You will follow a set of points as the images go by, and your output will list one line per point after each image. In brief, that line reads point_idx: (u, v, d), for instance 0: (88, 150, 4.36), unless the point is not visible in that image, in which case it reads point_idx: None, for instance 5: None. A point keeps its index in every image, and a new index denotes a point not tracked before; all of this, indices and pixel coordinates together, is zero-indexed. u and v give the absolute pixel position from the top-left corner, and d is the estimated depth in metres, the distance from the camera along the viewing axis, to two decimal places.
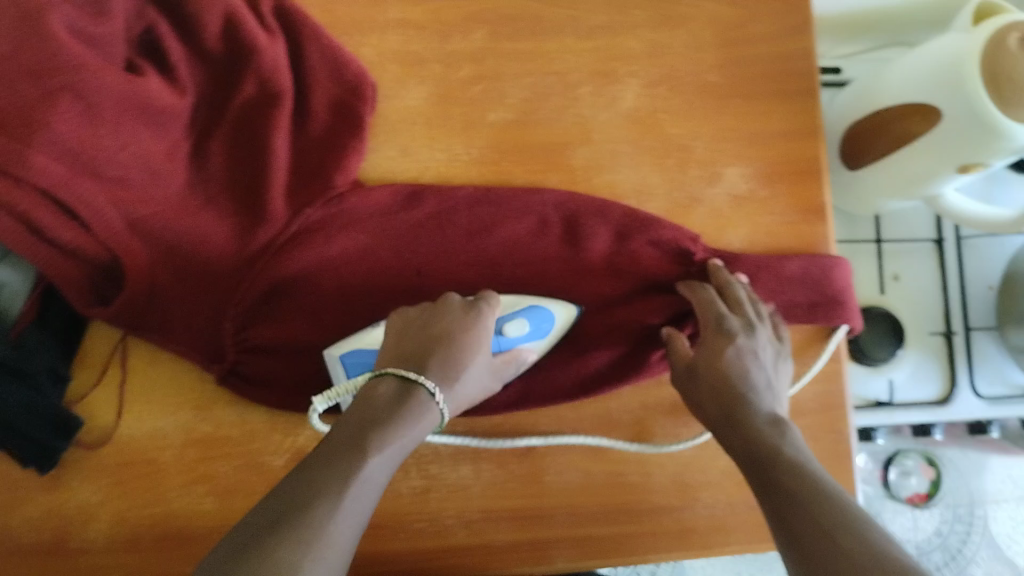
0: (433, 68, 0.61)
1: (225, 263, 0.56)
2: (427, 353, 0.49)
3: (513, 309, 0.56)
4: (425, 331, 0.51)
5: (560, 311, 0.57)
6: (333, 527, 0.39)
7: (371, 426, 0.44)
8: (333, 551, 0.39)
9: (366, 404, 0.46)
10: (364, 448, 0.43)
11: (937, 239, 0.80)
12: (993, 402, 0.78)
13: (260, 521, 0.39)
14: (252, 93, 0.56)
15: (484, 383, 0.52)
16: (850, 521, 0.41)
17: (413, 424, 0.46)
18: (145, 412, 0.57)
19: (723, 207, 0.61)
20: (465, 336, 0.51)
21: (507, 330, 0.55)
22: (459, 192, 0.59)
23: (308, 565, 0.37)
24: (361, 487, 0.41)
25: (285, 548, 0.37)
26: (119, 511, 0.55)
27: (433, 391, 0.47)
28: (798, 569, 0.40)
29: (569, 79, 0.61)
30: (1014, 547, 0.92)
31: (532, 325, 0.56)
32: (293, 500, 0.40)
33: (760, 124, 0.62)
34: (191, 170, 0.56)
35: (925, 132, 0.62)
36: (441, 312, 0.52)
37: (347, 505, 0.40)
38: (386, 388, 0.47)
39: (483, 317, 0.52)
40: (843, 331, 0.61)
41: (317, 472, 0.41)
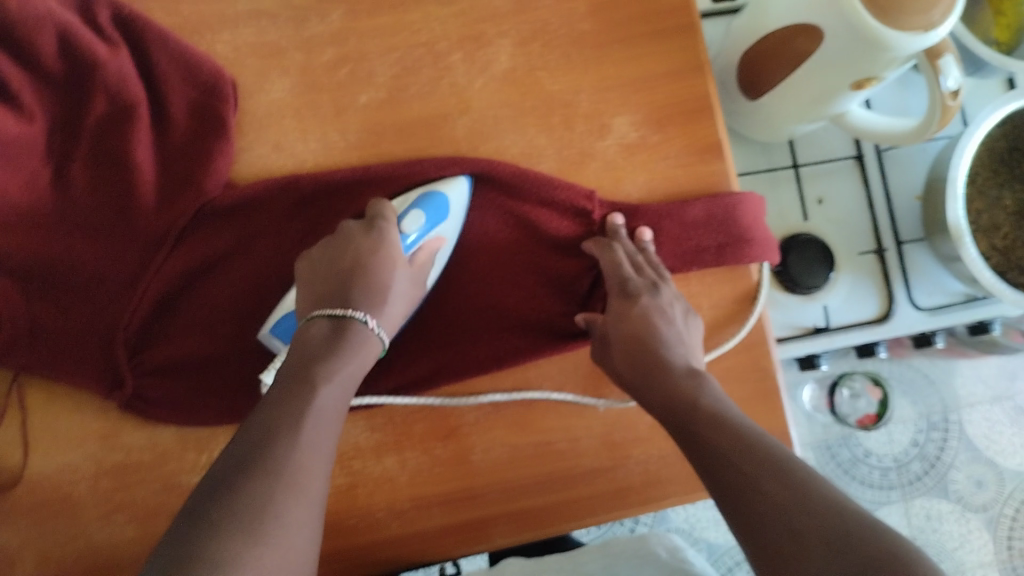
0: (296, 57, 0.59)
1: (108, 286, 0.54)
2: (345, 289, 0.51)
3: (407, 206, 0.54)
4: (334, 268, 0.51)
5: (450, 189, 0.55)
6: (300, 452, 0.41)
7: (316, 362, 0.46)
8: (306, 475, 0.40)
9: (303, 345, 0.47)
10: (313, 381, 0.45)
11: (858, 155, 0.78)
12: (934, 312, 0.77)
13: (230, 460, 0.40)
14: (105, 109, 0.55)
15: (412, 294, 0.53)
16: (773, 461, 0.40)
17: (354, 355, 0.48)
18: (52, 449, 0.54)
19: (615, 157, 0.59)
20: (373, 257, 0.51)
21: (406, 228, 0.53)
22: (338, 175, 0.57)
23: (282, 492, 0.39)
24: (317, 416, 0.43)
25: (257, 479, 0.39)
26: (41, 552, 0.53)
27: (365, 319, 0.50)
28: (735, 524, 0.39)
29: (437, 49, 0.59)
30: (992, 446, 0.91)
31: (428, 215, 0.54)
32: (257, 435, 0.41)
33: (640, 66, 0.60)
34: (56, 195, 0.55)
35: (812, 51, 0.59)
36: (344, 241, 0.52)
37: (309, 433, 0.42)
38: (318, 329, 0.48)
39: (382, 232, 0.52)
40: (767, 267, 0.60)
41: (272, 409, 0.43)
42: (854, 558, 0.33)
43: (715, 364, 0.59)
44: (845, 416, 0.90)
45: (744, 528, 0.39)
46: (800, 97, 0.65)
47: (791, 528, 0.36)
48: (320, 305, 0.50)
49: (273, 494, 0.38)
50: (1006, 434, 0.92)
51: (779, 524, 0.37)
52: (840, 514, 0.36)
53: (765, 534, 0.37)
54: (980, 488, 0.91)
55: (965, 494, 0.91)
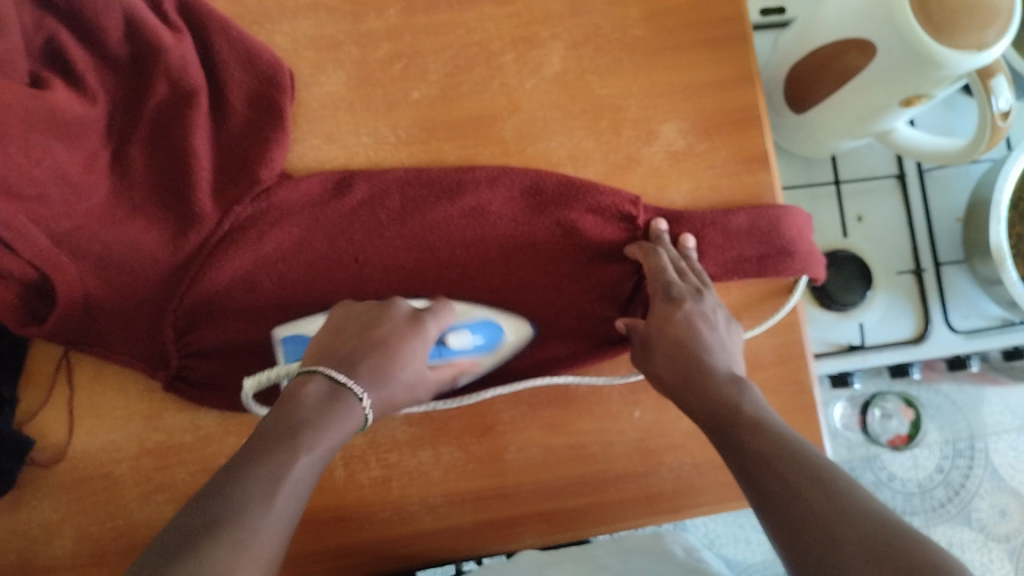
0: (351, 52, 0.60)
1: (158, 268, 0.56)
2: (357, 357, 0.47)
3: (460, 321, 0.54)
4: (360, 334, 0.49)
5: (508, 324, 0.56)
6: (266, 530, 0.36)
7: (302, 426, 0.42)
8: (262, 558, 0.36)
9: (289, 404, 0.43)
10: (295, 445, 0.41)
11: (899, 174, 0.78)
12: (970, 336, 0.76)
13: (193, 520, 0.36)
14: (165, 94, 0.56)
15: (415, 392, 0.50)
16: (818, 470, 0.40)
17: (340, 426, 0.43)
18: (96, 426, 0.55)
19: (662, 164, 0.60)
20: (399, 344, 0.49)
21: (451, 340, 0.53)
22: (390, 174, 0.58)
23: (244, 567, 0.35)
24: (292, 487, 0.39)
25: (224, 547, 0.35)
26: (79, 526, 0.54)
27: (361, 396, 0.45)
28: (772, 530, 0.39)
29: (490, 48, 0.60)
30: (1018, 476, 0.90)
31: (477, 337, 0.54)
32: (224, 499, 0.37)
33: (691, 74, 0.60)
34: (114, 177, 0.56)
35: (862, 67, 0.60)
36: (382, 318, 0.50)
37: (279, 505, 0.38)
38: (315, 387, 0.45)
39: (423, 328, 0.51)
40: (803, 281, 0.59)
41: (244, 470, 0.39)
42: (894, 564, 0.33)
43: (753, 375, 0.59)
44: (877, 436, 0.90)
45: (778, 525, 0.39)
46: (847, 113, 0.65)
47: (831, 535, 0.36)
48: (327, 364, 0.47)
49: (231, 573, 0.34)
50: None
51: (818, 531, 0.37)
52: (882, 524, 0.35)
53: (801, 532, 0.37)
54: (1003, 518, 0.90)
55: (988, 523, 0.90)
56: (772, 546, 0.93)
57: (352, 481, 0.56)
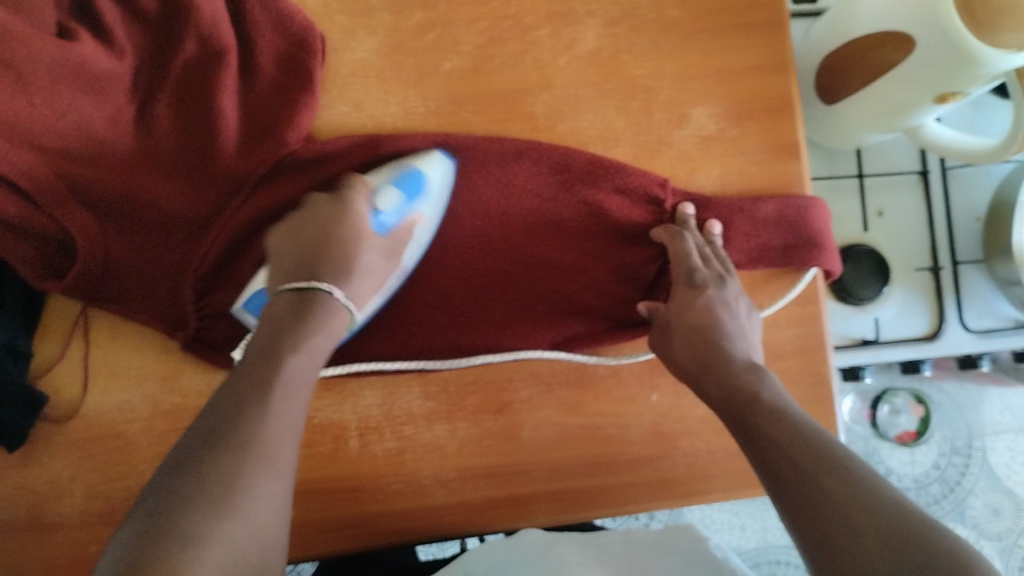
0: (384, 18, 0.59)
1: (181, 226, 0.55)
2: (313, 261, 0.50)
3: (381, 183, 0.54)
4: (303, 240, 0.51)
5: (431, 166, 0.55)
6: (270, 428, 0.39)
7: (283, 335, 0.44)
8: (275, 448, 0.38)
9: (267, 323, 0.45)
10: (281, 351, 0.43)
11: (923, 170, 0.78)
12: (983, 335, 0.76)
13: (200, 430, 0.38)
14: (195, 51, 0.55)
15: (383, 266, 0.53)
16: (836, 460, 0.39)
17: (320, 326, 0.46)
18: (111, 385, 0.54)
19: (691, 148, 0.59)
20: (341, 229, 0.51)
21: (381, 206, 0.53)
22: (416, 141, 0.57)
23: (253, 464, 0.37)
24: (287, 385, 0.41)
25: (229, 449, 0.37)
26: (90, 486, 0.53)
27: (330, 289, 0.49)
28: (789, 520, 0.39)
29: (525, 22, 0.59)
30: (1013, 476, 0.91)
31: (405, 191, 0.54)
32: (224, 408, 0.39)
33: (725, 59, 0.60)
34: (138, 133, 0.55)
35: (899, 61, 0.59)
36: (312, 213, 0.52)
37: (279, 404, 0.40)
38: (283, 301, 0.47)
39: (353, 206, 0.52)
40: (812, 272, 0.59)
41: (239, 383, 0.41)
42: (914, 555, 0.33)
43: (772, 366, 0.58)
44: (885, 431, 0.90)
45: (794, 519, 0.39)
46: (877, 106, 0.65)
47: (849, 525, 0.36)
48: (289, 278, 0.49)
49: (243, 468, 0.36)
50: None
51: (836, 523, 0.36)
52: (903, 515, 0.35)
53: (817, 524, 0.37)
54: (996, 517, 0.91)
55: (981, 521, 0.91)
56: (766, 535, 0.93)
57: (366, 453, 0.56)
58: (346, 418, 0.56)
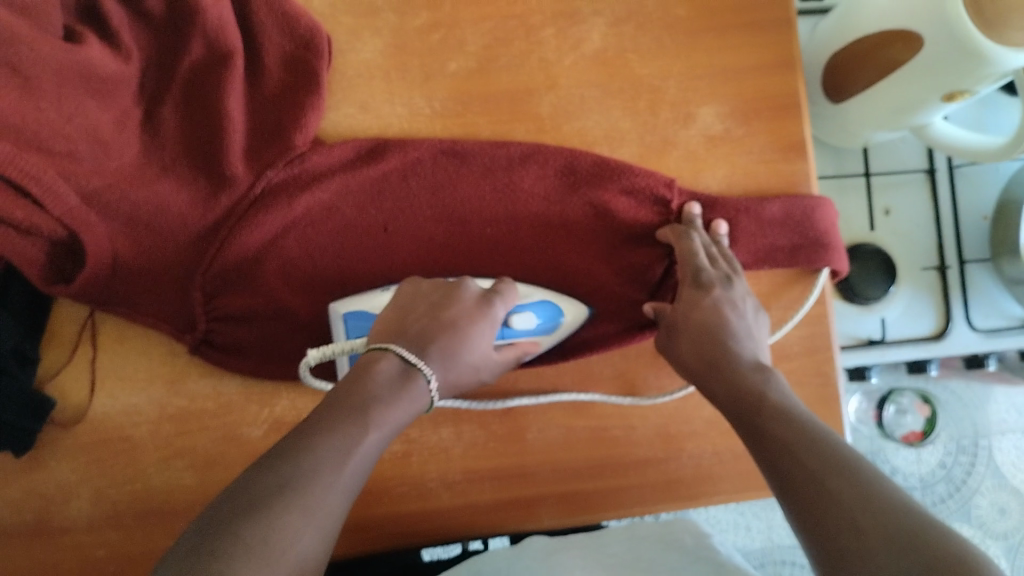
0: (389, 19, 0.59)
1: (189, 230, 0.55)
2: (428, 338, 0.46)
3: (525, 300, 0.54)
4: (430, 315, 0.48)
5: (571, 307, 0.56)
6: (333, 502, 0.36)
7: (372, 402, 0.41)
8: (329, 525, 0.36)
9: (362, 380, 0.42)
10: (366, 421, 0.40)
11: (929, 169, 0.77)
12: (990, 334, 0.76)
13: (263, 480, 0.36)
14: (201, 54, 0.55)
15: (475, 374, 0.49)
16: (842, 461, 0.39)
17: (410, 410, 0.42)
18: (118, 388, 0.54)
19: (698, 148, 0.59)
20: (470, 328, 0.48)
21: (515, 321, 0.53)
22: (423, 144, 0.57)
23: (305, 539, 0.34)
24: (361, 462, 0.38)
25: (289, 516, 0.34)
26: (96, 489, 0.53)
27: (429, 378, 0.44)
28: (794, 519, 0.39)
29: (531, 22, 0.59)
30: (1020, 475, 0.91)
31: (541, 318, 0.54)
32: (291, 465, 0.36)
33: (733, 58, 0.59)
34: (144, 136, 0.55)
35: (907, 60, 0.59)
36: (451, 297, 0.49)
37: (349, 476, 0.37)
38: (387, 365, 0.43)
39: (491, 312, 0.50)
40: (825, 273, 0.58)
41: (315, 438, 0.38)
42: (922, 554, 0.33)
43: (778, 367, 0.58)
44: (891, 431, 0.89)
45: (801, 517, 0.38)
46: (884, 106, 0.64)
47: (854, 526, 0.36)
48: (399, 339, 0.46)
49: (298, 538, 0.34)
50: None
51: (842, 523, 0.36)
52: (910, 516, 0.35)
53: (824, 522, 0.37)
54: (1002, 516, 0.91)
55: (987, 520, 0.90)
56: (772, 535, 0.93)
57: None
58: None
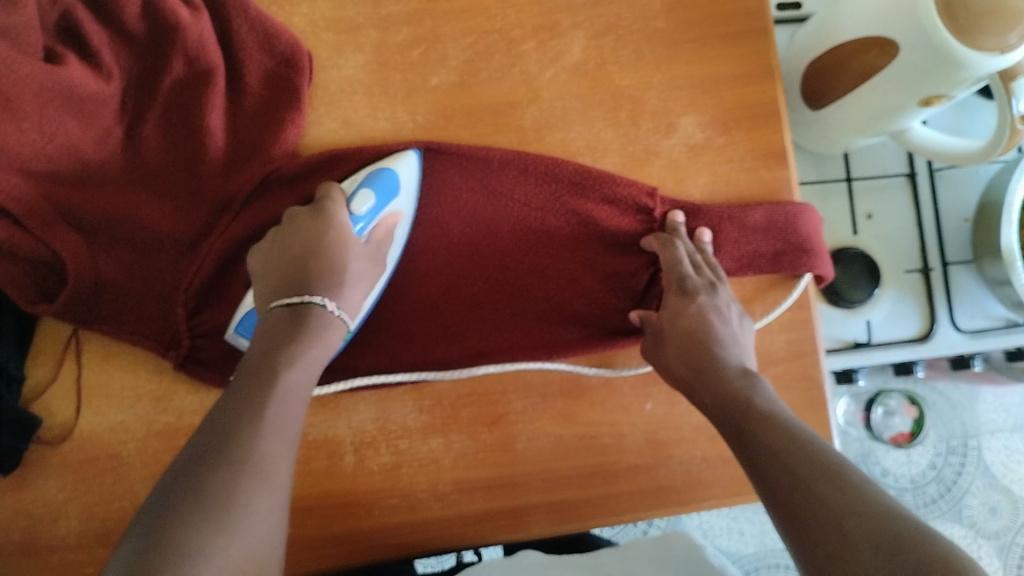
0: (371, 35, 0.59)
1: (170, 246, 0.55)
2: (300, 275, 0.48)
3: (352, 189, 0.52)
4: (287, 253, 0.49)
5: (400, 166, 0.55)
6: (264, 445, 0.38)
7: (274, 350, 0.44)
8: (270, 467, 0.38)
9: (261, 338, 0.45)
10: (274, 369, 0.43)
11: (910, 173, 0.78)
12: (975, 335, 0.76)
13: (195, 450, 0.38)
14: (182, 71, 0.56)
15: (371, 270, 0.52)
16: (830, 466, 0.40)
17: (315, 341, 0.46)
18: (105, 406, 0.54)
19: (680, 157, 0.59)
20: (325, 240, 0.49)
21: (357, 208, 0.51)
22: (405, 153, 0.57)
23: (248, 486, 0.36)
24: (281, 404, 0.41)
25: (223, 469, 0.37)
26: (86, 508, 0.53)
27: (324, 303, 0.48)
28: (783, 524, 0.39)
29: (511, 36, 0.60)
30: (1009, 474, 0.91)
31: (381, 191, 0.53)
32: (217, 429, 0.39)
33: (711, 68, 0.60)
34: (126, 154, 0.55)
35: (884, 66, 0.59)
36: (292, 229, 0.50)
37: (273, 420, 0.40)
38: (277, 318, 0.46)
39: (333, 214, 0.50)
40: (805, 280, 0.59)
41: (234, 402, 0.40)
42: (907, 558, 0.33)
43: (764, 372, 0.59)
44: (880, 433, 0.89)
45: (790, 524, 0.39)
46: (862, 111, 0.65)
47: (843, 530, 0.36)
48: (279, 295, 0.48)
49: (237, 487, 0.36)
50: None
51: (829, 528, 0.36)
52: (896, 519, 0.35)
53: (812, 530, 0.37)
54: (994, 515, 0.91)
55: (979, 520, 0.91)
56: (764, 539, 0.94)
57: (362, 468, 0.56)
58: (342, 433, 0.56)
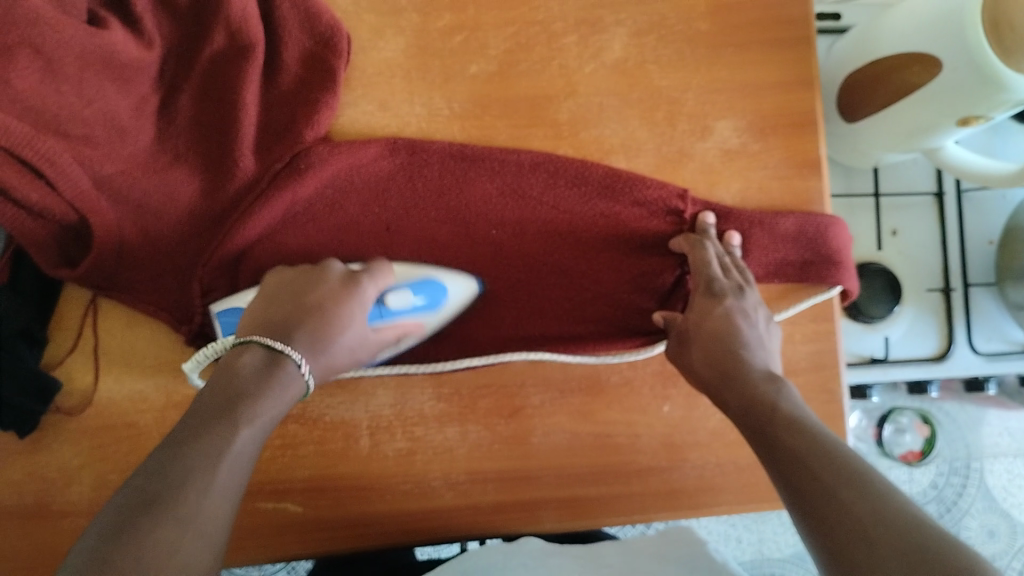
0: (412, 18, 0.59)
1: (194, 220, 0.56)
2: (295, 325, 0.48)
3: (400, 280, 0.55)
4: (297, 301, 0.50)
5: (458, 287, 0.56)
6: (211, 499, 0.37)
7: (241, 399, 0.42)
8: (208, 530, 0.36)
9: (228, 378, 0.44)
10: (235, 419, 0.41)
11: (938, 192, 0.78)
12: (991, 358, 0.76)
13: (135, 494, 0.36)
14: (222, 44, 0.56)
15: (358, 356, 0.51)
16: (854, 474, 0.40)
17: (278, 400, 0.44)
18: (124, 374, 0.54)
19: (714, 161, 0.59)
20: (339, 309, 0.50)
21: (390, 300, 0.53)
22: (434, 145, 0.58)
23: (185, 546, 0.35)
24: (233, 462, 0.39)
25: (163, 525, 0.35)
26: (99, 475, 0.53)
27: (299, 362, 0.46)
28: (806, 530, 0.39)
29: (553, 29, 0.59)
30: (1009, 499, 0.91)
31: (421, 295, 0.54)
32: (164, 476, 0.37)
33: (751, 74, 0.60)
34: (160, 123, 0.56)
35: (924, 83, 0.59)
36: (317, 283, 0.51)
37: (224, 477, 0.38)
38: (250, 359, 0.45)
39: (361, 289, 0.52)
40: (834, 289, 0.58)
41: (184, 445, 0.39)
42: (934, 566, 0.33)
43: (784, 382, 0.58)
44: (890, 449, 0.89)
45: (815, 529, 0.39)
46: (898, 127, 0.65)
47: (867, 538, 0.36)
48: (262, 332, 0.47)
49: (176, 546, 0.34)
50: None
51: (852, 538, 0.36)
52: (925, 531, 0.35)
53: (837, 535, 0.37)
54: (991, 538, 0.92)
55: (976, 542, 0.92)
56: (762, 547, 0.94)
57: (376, 452, 0.56)
58: (358, 416, 0.56)
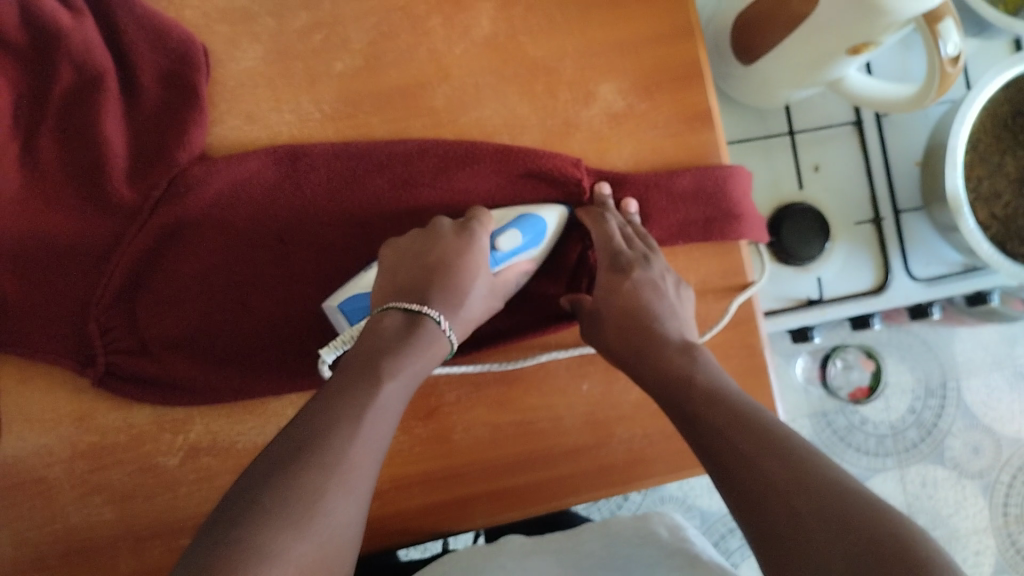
0: (267, 23, 0.56)
1: (79, 260, 0.55)
2: (424, 287, 0.50)
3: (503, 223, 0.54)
4: (420, 260, 0.51)
5: (551, 217, 0.55)
6: (356, 448, 0.40)
7: (383, 353, 0.45)
8: (353, 478, 0.39)
9: (375, 335, 0.47)
10: (378, 374, 0.44)
11: (856, 121, 0.76)
12: (930, 282, 0.75)
13: (282, 449, 0.39)
14: (71, 79, 0.54)
15: (490, 305, 0.53)
16: (773, 442, 0.38)
17: (416, 352, 0.47)
18: (26, 429, 0.54)
19: (602, 127, 0.57)
20: (463, 258, 0.51)
21: (500, 244, 0.53)
22: (316, 148, 0.56)
23: (332, 489, 0.38)
24: (377, 413, 0.42)
25: (310, 471, 0.38)
26: (16, 533, 0.53)
27: (438, 319, 0.49)
28: (727, 503, 0.38)
29: (415, 13, 0.57)
30: (990, 413, 0.90)
31: (526, 236, 0.54)
32: (308, 429, 0.40)
33: (627, 30, 0.57)
34: (24, 166, 0.55)
35: (807, 14, 0.56)
36: (435, 238, 0.52)
37: (367, 430, 0.41)
38: (391, 320, 0.48)
39: (476, 239, 0.52)
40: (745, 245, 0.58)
41: (323, 405, 0.42)
42: (858, 537, 0.32)
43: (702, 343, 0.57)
44: (837, 390, 0.88)
45: (735, 495, 0.37)
46: (795, 63, 0.62)
47: (793, 509, 0.34)
48: (397, 297, 0.50)
49: (322, 493, 0.37)
50: (1005, 401, 0.90)
51: (774, 514, 0.35)
52: (849, 503, 0.33)
53: (761, 506, 0.36)
54: (976, 455, 0.90)
55: (961, 460, 0.89)
56: None
57: None
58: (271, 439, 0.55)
